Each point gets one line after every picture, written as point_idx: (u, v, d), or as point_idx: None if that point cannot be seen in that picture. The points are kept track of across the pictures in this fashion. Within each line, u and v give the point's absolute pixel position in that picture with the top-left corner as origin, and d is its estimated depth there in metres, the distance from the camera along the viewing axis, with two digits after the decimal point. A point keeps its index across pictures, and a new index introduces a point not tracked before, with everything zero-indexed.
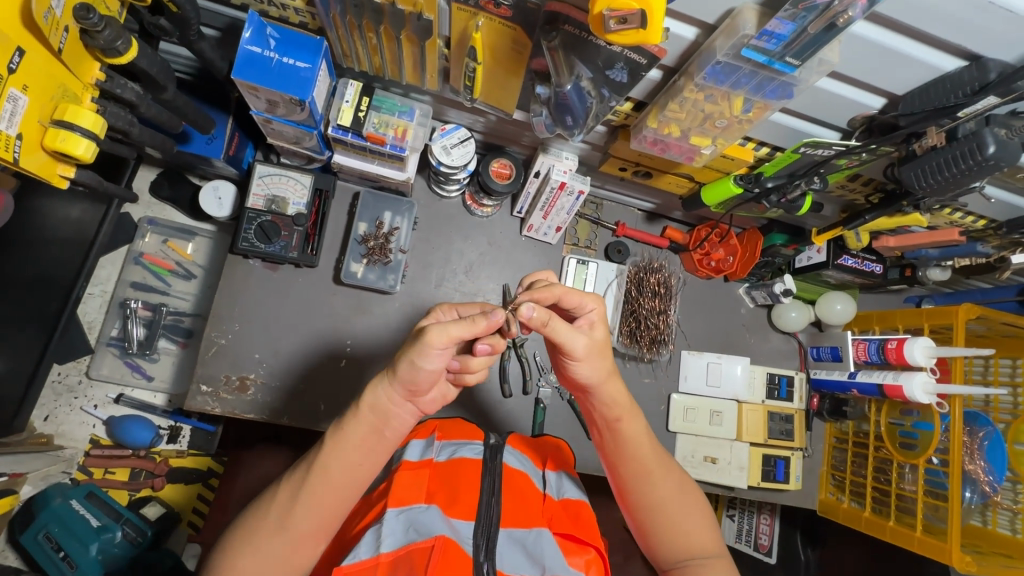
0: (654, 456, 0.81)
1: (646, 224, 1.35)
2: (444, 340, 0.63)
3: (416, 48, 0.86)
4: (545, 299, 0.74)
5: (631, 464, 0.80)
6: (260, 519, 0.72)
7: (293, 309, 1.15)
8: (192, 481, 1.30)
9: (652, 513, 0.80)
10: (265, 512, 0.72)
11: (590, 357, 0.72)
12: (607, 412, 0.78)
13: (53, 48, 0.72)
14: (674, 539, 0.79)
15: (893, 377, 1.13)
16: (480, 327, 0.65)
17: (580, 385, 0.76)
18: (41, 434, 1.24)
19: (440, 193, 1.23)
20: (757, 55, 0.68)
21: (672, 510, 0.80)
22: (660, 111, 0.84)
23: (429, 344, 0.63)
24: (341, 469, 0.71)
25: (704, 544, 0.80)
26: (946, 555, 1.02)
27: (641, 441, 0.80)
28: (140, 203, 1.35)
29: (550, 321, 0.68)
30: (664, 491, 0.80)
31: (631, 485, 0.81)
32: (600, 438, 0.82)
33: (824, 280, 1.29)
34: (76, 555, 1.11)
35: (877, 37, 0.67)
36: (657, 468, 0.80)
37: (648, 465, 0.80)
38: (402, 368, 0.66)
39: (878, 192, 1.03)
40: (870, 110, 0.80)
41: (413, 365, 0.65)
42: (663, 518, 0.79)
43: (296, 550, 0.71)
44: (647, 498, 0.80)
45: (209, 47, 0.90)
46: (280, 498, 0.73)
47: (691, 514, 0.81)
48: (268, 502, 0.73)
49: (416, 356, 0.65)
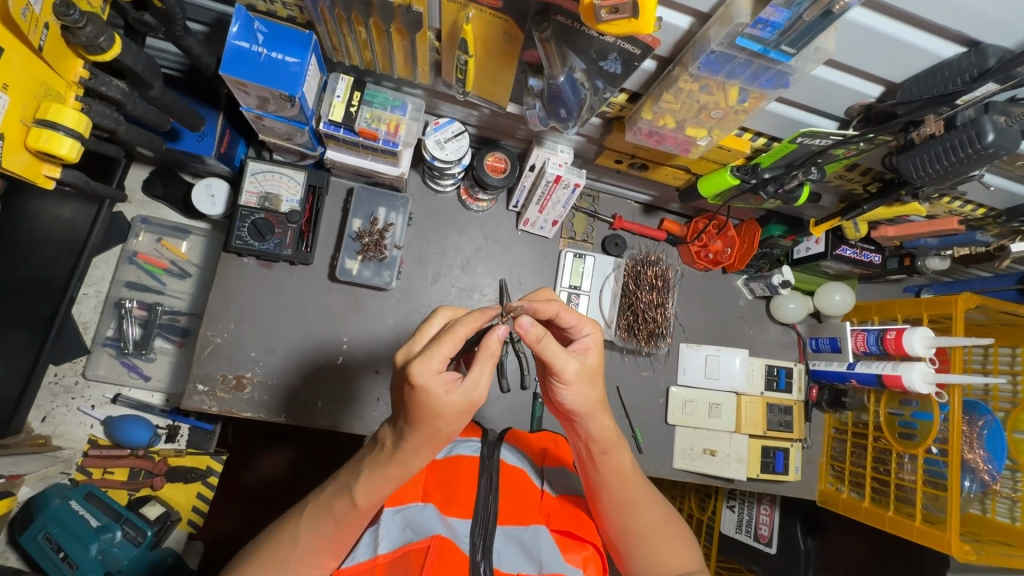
0: (637, 486, 0.80)
1: (643, 217, 1.34)
2: (486, 392, 0.65)
3: (406, 41, 0.85)
4: (543, 313, 0.76)
5: (614, 496, 0.79)
6: (276, 563, 0.71)
7: (288, 307, 1.15)
8: (192, 480, 1.28)
9: (632, 541, 0.80)
10: (281, 553, 0.71)
11: (578, 382, 0.71)
12: (593, 445, 0.77)
13: (34, 46, 0.71)
14: (653, 563, 0.80)
15: (892, 367, 1.13)
16: (497, 355, 0.65)
17: (567, 411, 0.75)
18: (39, 435, 1.24)
19: (434, 188, 1.21)
20: (751, 44, 0.67)
21: (651, 537, 0.80)
22: (655, 103, 0.83)
23: (480, 405, 0.65)
24: (367, 510, 0.71)
25: (682, 563, 0.81)
26: (944, 544, 1.02)
27: (625, 472, 0.79)
28: (133, 202, 1.34)
29: (545, 339, 0.69)
30: (647, 520, 0.80)
31: (614, 513, 0.80)
32: (583, 468, 0.81)
33: (822, 270, 1.28)
34: (76, 555, 1.11)
35: (873, 23, 0.66)
36: (639, 497, 0.80)
37: (631, 496, 0.79)
38: (443, 428, 0.65)
39: (876, 180, 1.02)
40: (868, 98, 0.79)
41: (458, 424, 0.65)
42: (642, 545, 0.80)
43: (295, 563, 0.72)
44: (629, 525, 0.80)
45: (195, 43, 0.89)
46: (297, 538, 0.71)
47: (671, 538, 0.81)
48: (281, 544, 0.71)
49: (465, 417, 0.65)
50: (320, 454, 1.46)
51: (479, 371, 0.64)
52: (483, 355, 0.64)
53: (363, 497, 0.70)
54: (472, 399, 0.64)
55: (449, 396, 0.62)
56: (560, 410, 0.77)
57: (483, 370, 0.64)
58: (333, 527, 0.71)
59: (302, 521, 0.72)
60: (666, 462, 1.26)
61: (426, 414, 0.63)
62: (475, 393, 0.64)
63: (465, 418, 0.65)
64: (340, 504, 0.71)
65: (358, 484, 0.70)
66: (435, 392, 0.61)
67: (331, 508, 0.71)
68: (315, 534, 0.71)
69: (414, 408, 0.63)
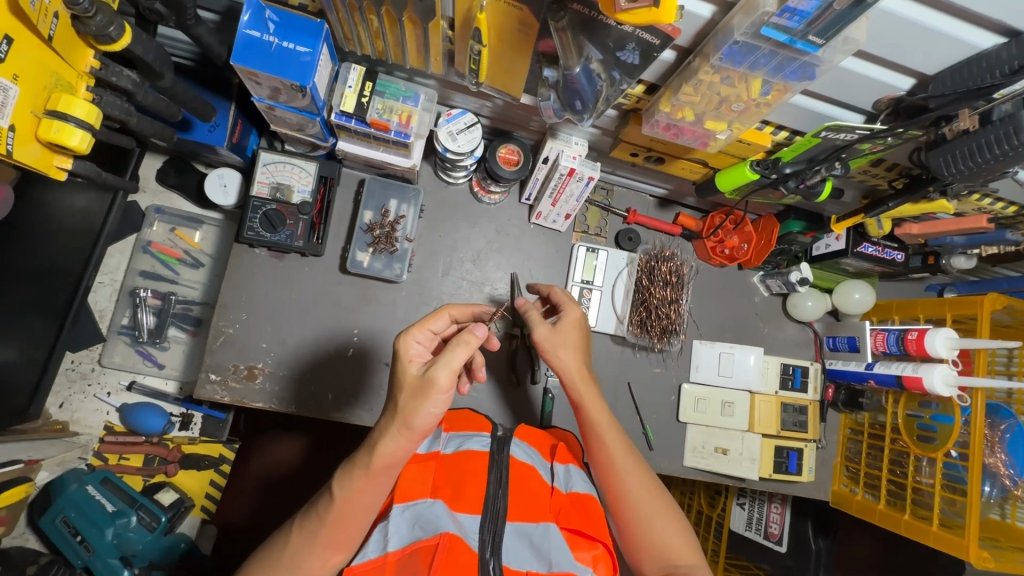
0: (629, 460, 0.85)
1: (657, 211, 1.32)
2: (446, 376, 0.66)
3: (420, 30, 0.84)
4: None
5: (606, 467, 0.85)
6: (272, 560, 0.73)
7: (299, 298, 1.15)
8: (204, 468, 1.32)
9: (625, 512, 0.83)
10: (277, 551, 0.73)
11: None
12: (584, 415, 0.87)
13: (43, 35, 0.71)
14: (643, 539, 0.82)
15: (912, 368, 1.10)
16: (473, 347, 0.68)
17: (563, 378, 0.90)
18: (57, 421, 1.26)
19: (447, 180, 1.20)
20: (777, 34, 0.64)
21: (636, 497, 0.83)
22: (674, 95, 0.80)
23: (438, 387, 0.65)
24: (349, 504, 0.70)
25: (676, 546, 0.81)
26: (962, 550, 1.00)
27: (615, 446, 0.86)
28: (148, 191, 1.36)
29: (531, 307, 0.92)
30: (637, 494, 0.83)
31: (608, 484, 0.85)
32: (578, 417, 0.89)
33: (842, 268, 1.25)
34: (92, 540, 1.13)
35: (908, 13, 0.62)
36: (631, 471, 0.84)
37: (623, 469, 0.84)
38: (405, 409, 0.67)
39: (903, 176, 0.98)
40: (898, 91, 0.76)
41: (418, 405, 0.66)
42: (626, 501, 0.83)
43: (304, 556, 0.72)
44: (622, 496, 0.84)
45: (207, 32, 0.88)
46: (290, 537, 0.73)
47: (664, 519, 0.82)
48: (280, 542, 0.74)
49: (422, 398, 0.66)
50: (329, 446, 1.48)
51: (450, 354, 0.67)
52: (456, 342, 0.67)
53: (338, 492, 0.70)
54: (430, 375, 0.66)
55: (415, 369, 0.70)
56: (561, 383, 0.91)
57: (452, 355, 0.67)
58: (318, 528, 0.71)
59: (298, 522, 0.74)
60: (676, 459, 1.25)
61: (395, 389, 0.70)
62: (433, 372, 0.66)
63: (426, 400, 0.66)
64: (323, 501, 0.72)
65: (337, 480, 0.72)
66: (405, 360, 0.71)
67: (318, 507, 0.73)
68: (302, 534, 0.72)
69: (393, 385, 0.71)
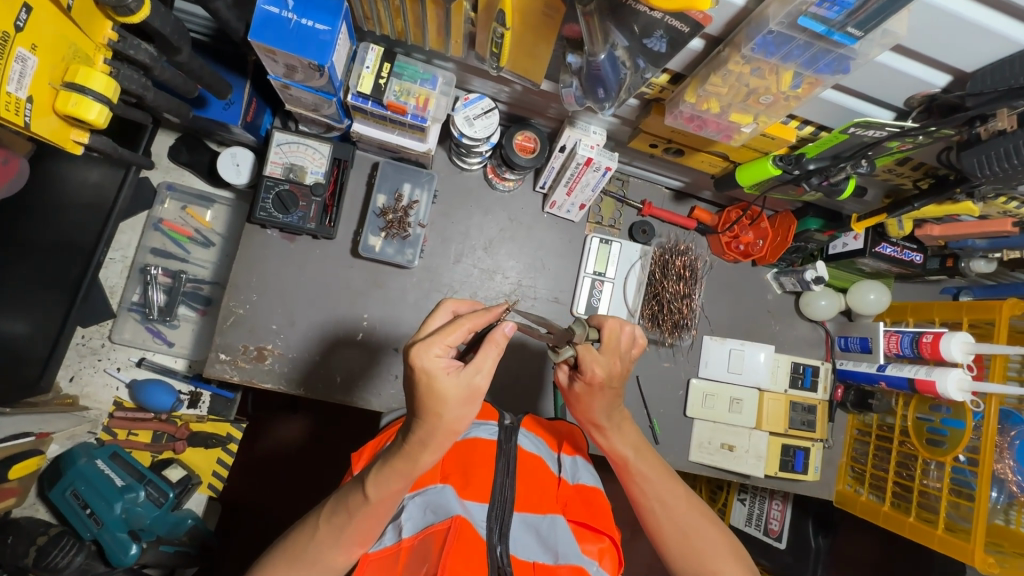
0: (662, 485, 0.85)
1: (672, 204, 1.30)
2: (488, 380, 0.66)
3: (441, 10, 0.81)
4: (613, 331, 0.81)
5: (644, 495, 0.85)
6: (297, 548, 0.73)
7: (309, 280, 1.14)
8: (212, 446, 1.30)
9: (667, 534, 0.83)
10: (303, 540, 0.73)
11: (577, 399, 0.85)
12: (617, 456, 0.87)
13: (62, 5, 0.71)
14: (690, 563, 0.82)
15: (925, 371, 1.08)
16: (502, 346, 0.67)
17: (592, 421, 0.86)
18: (67, 395, 1.27)
19: (461, 165, 1.19)
20: (814, 25, 0.63)
21: (688, 529, 0.83)
22: (700, 85, 0.78)
23: (482, 392, 0.65)
24: (358, 497, 0.70)
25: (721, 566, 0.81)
26: (968, 555, 0.99)
27: (650, 477, 0.85)
28: (159, 168, 1.35)
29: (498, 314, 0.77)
30: (673, 516, 0.83)
31: (646, 512, 0.85)
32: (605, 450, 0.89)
33: (858, 268, 1.23)
34: (102, 513, 1.15)
35: (953, 7, 0.60)
36: (666, 493, 0.84)
37: (660, 496, 0.84)
38: (451, 418, 0.65)
39: (928, 176, 0.96)
40: (933, 89, 0.74)
41: (462, 412, 0.65)
42: (679, 545, 0.83)
43: (331, 546, 0.72)
44: (661, 525, 0.84)
45: (224, 6, 0.86)
46: (317, 529, 0.72)
47: (708, 539, 0.83)
48: (308, 529, 0.73)
49: (469, 405, 0.65)
50: (326, 438, 1.48)
51: (483, 358, 0.65)
52: (488, 345, 0.66)
53: (373, 491, 0.69)
54: (473, 385, 0.65)
55: (451, 381, 0.64)
56: (596, 428, 0.87)
57: (489, 359, 0.66)
58: (348, 522, 0.71)
59: (326, 511, 0.73)
60: (682, 454, 1.25)
61: (429, 402, 0.64)
62: (475, 381, 0.65)
63: (472, 406, 0.66)
64: (353, 497, 0.71)
65: (372, 478, 0.69)
66: (437, 375, 0.63)
67: (347, 502, 0.71)
68: (331, 528, 0.72)
69: (420, 398, 0.65)
